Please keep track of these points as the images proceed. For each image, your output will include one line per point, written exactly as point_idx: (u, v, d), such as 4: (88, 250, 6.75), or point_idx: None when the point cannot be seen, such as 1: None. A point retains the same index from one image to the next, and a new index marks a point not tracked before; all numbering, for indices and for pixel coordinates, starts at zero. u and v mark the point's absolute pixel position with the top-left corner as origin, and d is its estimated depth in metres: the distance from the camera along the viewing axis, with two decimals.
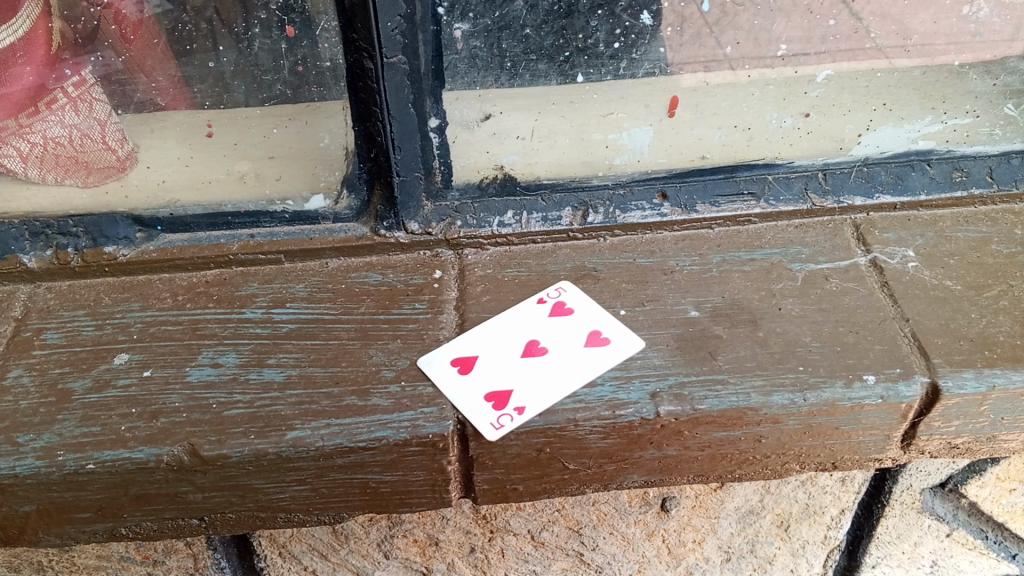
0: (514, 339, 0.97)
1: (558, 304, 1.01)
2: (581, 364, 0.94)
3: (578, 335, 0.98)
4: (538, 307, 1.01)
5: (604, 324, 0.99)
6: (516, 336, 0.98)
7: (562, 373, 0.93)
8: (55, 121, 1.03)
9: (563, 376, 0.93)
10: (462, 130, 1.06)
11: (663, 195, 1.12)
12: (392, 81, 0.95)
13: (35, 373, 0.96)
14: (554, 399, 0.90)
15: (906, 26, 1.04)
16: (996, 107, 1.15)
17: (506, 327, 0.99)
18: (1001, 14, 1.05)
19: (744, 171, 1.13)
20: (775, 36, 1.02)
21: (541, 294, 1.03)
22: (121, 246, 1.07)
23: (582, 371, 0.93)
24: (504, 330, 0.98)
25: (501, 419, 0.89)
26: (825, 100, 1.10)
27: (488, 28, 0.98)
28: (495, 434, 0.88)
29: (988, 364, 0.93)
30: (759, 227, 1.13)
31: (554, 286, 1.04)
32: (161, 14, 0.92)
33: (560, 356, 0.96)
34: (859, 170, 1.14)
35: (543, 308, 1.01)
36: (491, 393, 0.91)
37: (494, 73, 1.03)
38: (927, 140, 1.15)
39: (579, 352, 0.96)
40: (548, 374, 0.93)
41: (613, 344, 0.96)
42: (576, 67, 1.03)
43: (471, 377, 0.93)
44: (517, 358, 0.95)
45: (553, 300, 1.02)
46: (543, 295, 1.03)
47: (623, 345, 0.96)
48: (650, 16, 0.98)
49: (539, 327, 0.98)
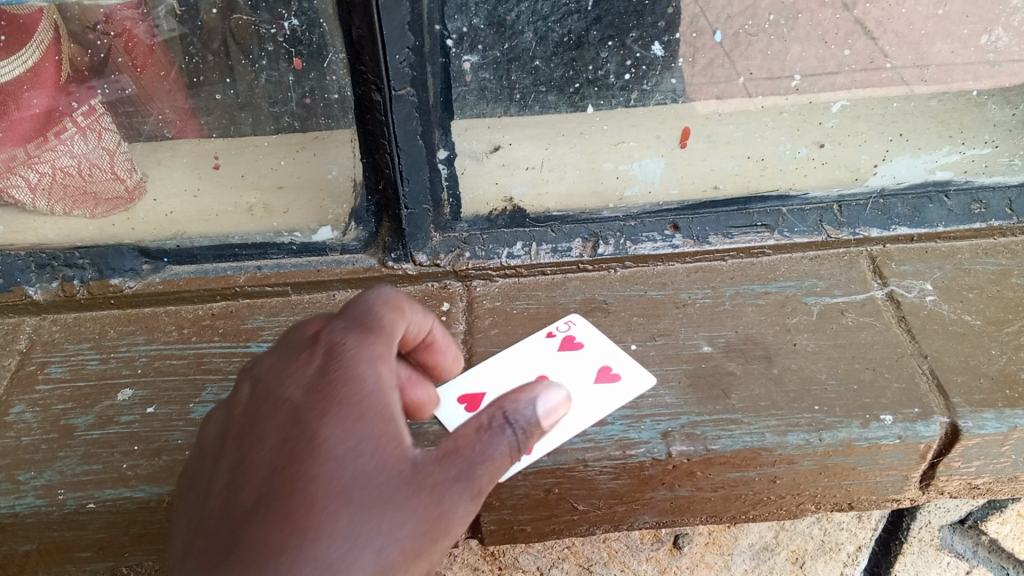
0: (523, 374, 0.96)
1: (567, 338, 1.00)
2: (592, 400, 0.92)
3: (589, 370, 0.96)
4: (547, 342, 1.00)
5: (616, 360, 0.97)
6: (523, 371, 0.96)
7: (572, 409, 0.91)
8: (64, 151, 1.01)
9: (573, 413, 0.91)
10: (471, 161, 1.04)
11: (675, 227, 1.10)
12: (400, 114, 0.94)
13: (39, 409, 0.96)
14: (563, 438, 0.88)
15: (923, 54, 1.00)
16: (1016, 136, 1.10)
17: (515, 362, 0.97)
18: (1021, 43, 1.01)
19: (757, 203, 1.11)
20: (789, 65, 0.99)
21: (549, 328, 1.01)
22: (128, 278, 1.06)
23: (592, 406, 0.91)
24: (512, 364, 0.97)
25: None
26: (840, 129, 1.07)
27: (498, 60, 0.95)
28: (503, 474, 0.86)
29: (1009, 404, 0.91)
30: (772, 259, 1.10)
31: (564, 321, 1.03)
32: (174, 40, 0.89)
33: (568, 392, 0.93)
34: (875, 202, 1.11)
35: (552, 342, 0.99)
36: None
37: (504, 104, 1.00)
38: (944, 171, 1.11)
39: (590, 388, 0.94)
40: None
41: (623, 381, 0.94)
42: (587, 98, 1.00)
43: None
44: None
45: (563, 334, 1.00)
46: (552, 328, 1.02)
47: (633, 381, 0.94)
48: (661, 47, 0.95)
49: (548, 363, 0.97)
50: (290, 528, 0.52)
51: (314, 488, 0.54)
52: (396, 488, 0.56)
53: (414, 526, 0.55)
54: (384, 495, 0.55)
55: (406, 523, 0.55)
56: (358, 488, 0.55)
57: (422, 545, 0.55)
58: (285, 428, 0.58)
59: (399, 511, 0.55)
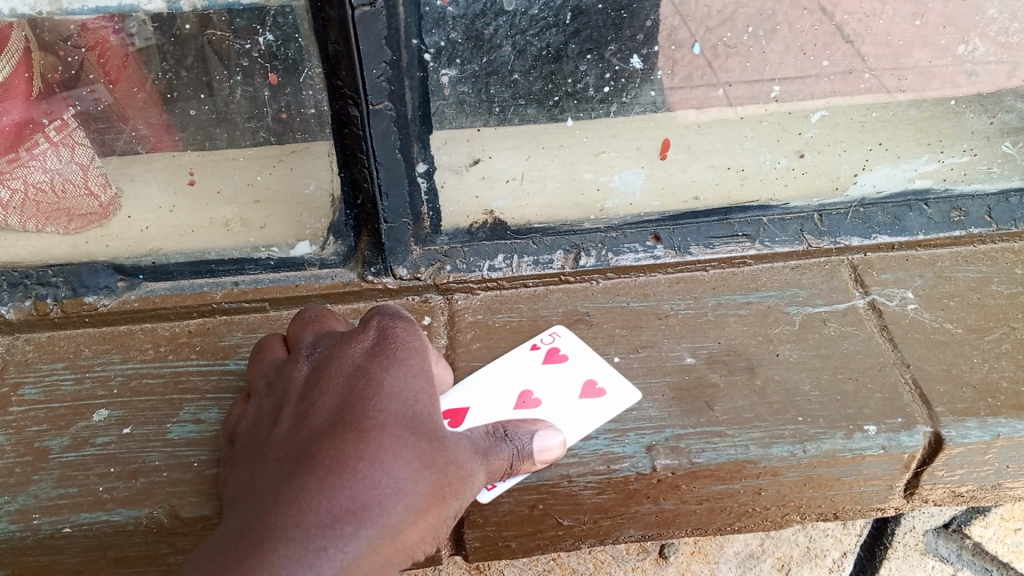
0: (508, 390, 0.95)
1: (552, 350, 0.99)
2: (577, 416, 0.91)
3: (574, 385, 0.95)
4: (532, 354, 0.99)
5: (601, 374, 0.96)
6: (508, 386, 0.95)
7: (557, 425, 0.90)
8: (37, 166, 0.98)
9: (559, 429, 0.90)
10: (451, 174, 1.02)
11: (656, 237, 1.09)
12: (378, 128, 0.92)
13: (12, 431, 0.94)
14: None
15: (901, 64, 1.00)
16: (993, 145, 1.10)
17: (501, 376, 0.96)
18: (997, 52, 1.01)
19: (738, 213, 1.10)
20: (768, 76, 0.99)
21: (534, 339, 1.01)
22: (102, 296, 1.04)
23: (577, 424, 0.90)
24: (498, 378, 0.96)
25: None
26: (819, 139, 1.06)
27: (476, 74, 0.94)
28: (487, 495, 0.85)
29: (992, 413, 0.91)
30: (754, 268, 1.10)
31: (548, 333, 1.02)
32: (150, 49, 0.87)
33: (554, 409, 0.92)
34: (856, 211, 1.11)
35: (537, 355, 0.99)
36: None
37: (483, 118, 0.98)
38: (923, 179, 1.11)
39: (575, 404, 0.93)
40: None
41: (608, 396, 0.94)
42: (566, 111, 1.00)
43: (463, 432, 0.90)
44: (511, 409, 0.92)
45: (547, 346, 1.00)
46: (536, 340, 1.01)
47: (618, 397, 0.94)
48: (640, 60, 0.95)
49: (533, 378, 0.96)
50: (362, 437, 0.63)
51: (380, 416, 0.65)
52: (439, 434, 0.68)
53: (450, 468, 0.67)
54: (432, 434, 0.67)
55: (447, 463, 0.67)
56: (412, 424, 0.66)
57: (456, 481, 0.68)
58: (350, 381, 0.69)
59: (446, 452, 0.68)
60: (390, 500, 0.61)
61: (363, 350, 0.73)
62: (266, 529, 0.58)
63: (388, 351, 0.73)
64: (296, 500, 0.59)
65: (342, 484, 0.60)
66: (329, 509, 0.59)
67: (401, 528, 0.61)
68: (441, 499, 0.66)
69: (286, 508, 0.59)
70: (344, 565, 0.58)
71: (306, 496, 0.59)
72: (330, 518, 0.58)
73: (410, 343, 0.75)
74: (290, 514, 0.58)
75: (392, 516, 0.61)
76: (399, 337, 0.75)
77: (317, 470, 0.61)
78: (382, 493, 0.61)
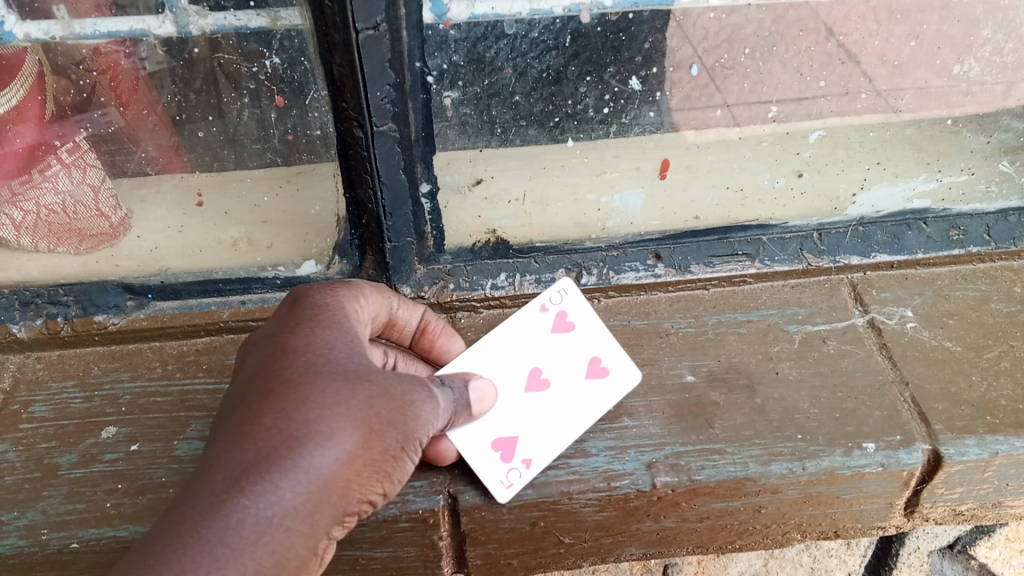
0: (516, 369, 0.97)
1: (558, 315, 0.99)
2: (583, 402, 0.94)
3: (579, 365, 0.97)
4: (540, 318, 0.99)
5: (604, 351, 0.97)
6: (517, 365, 0.97)
7: (565, 413, 0.93)
8: (49, 188, 1.02)
9: (567, 418, 0.93)
10: (454, 194, 1.04)
11: (657, 256, 1.10)
12: (382, 149, 0.93)
13: (22, 448, 0.96)
14: (558, 450, 0.91)
15: (897, 85, 1.02)
16: (991, 163, 1.11)
17: (508, 352, 0.97)
18: (992, 73, 1.02)
19: (738, 232, 1.10)
20: (765, 97, 1.01)
21: (543, 299, 1.00)
22: (112, 315, 1.06)
23: (586, 411, 0.93)
24: (505, 360, 0.97)
25: (510, 476, 0.87)
26: (818, 158, 1.08)
27: (478, 96, 0.95)
28: (506, 493, 0.87)
29: (990, 430, 0.91)
30: (754, 287, 1.11)
31: (558, 290, 1.00)
32: (156, 76, 0.90)
33: (561, 393, 0.95)
34: (856, 229, 1.10)
35: (544, 320, 0.99)
36: (496, 442, 0.90)
37: (484, 139, 1.00)
38: (923, 199, 1.11)
39: (580, 386, 0.95)
40: (552, 415, 0.93)
41: (612, 377, 0.95)
42: (567, 131, 1.01)
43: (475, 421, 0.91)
44: (520, 393, 0.95)
45: (555, 309, 0.99)
46: (544, 301, 1.00)
47: (622, 377, 0.95)
48: (638, 81, 0.97)
49: (540, 355, 0.97)
50: (273, 398, 0.67)
51: (292, 374, 0.69)
52: (361, 375, 0.72)
53: (376, 403, 0.70)
54: (352, 376, 0.71)
55: (371, 395, 0.70)
56: (328, 372, 0.70)
57: (388, 410, 0.71)
58: (271, 348, 0.74)
59: (367, 390, 0.70)
60: (306, 440, 0.65)
61: (288, 320, 0.77)
62: (190, 494, 0.62)
63: (311, 317, 0.77)
64: (213, 464, 0.63)
65: (253, 442, 0.64)
66: (244, 465, 0.63)
67: (328, 470, 0.65)
68: (369, 430, 0.69)
69: (204, 474, 0.63)
70: (263, 513, 0.61)
71: (219, 460, 0.64)
72: (243, 470, 0.62)
73: (337, 306, 0.79)
74: (204, 478, 0.63)
75: (313, 452, 0.65)
76: (325, 305, 0.79)
77: (232, 435, 0.65)
78: (299, 435, 0.65)
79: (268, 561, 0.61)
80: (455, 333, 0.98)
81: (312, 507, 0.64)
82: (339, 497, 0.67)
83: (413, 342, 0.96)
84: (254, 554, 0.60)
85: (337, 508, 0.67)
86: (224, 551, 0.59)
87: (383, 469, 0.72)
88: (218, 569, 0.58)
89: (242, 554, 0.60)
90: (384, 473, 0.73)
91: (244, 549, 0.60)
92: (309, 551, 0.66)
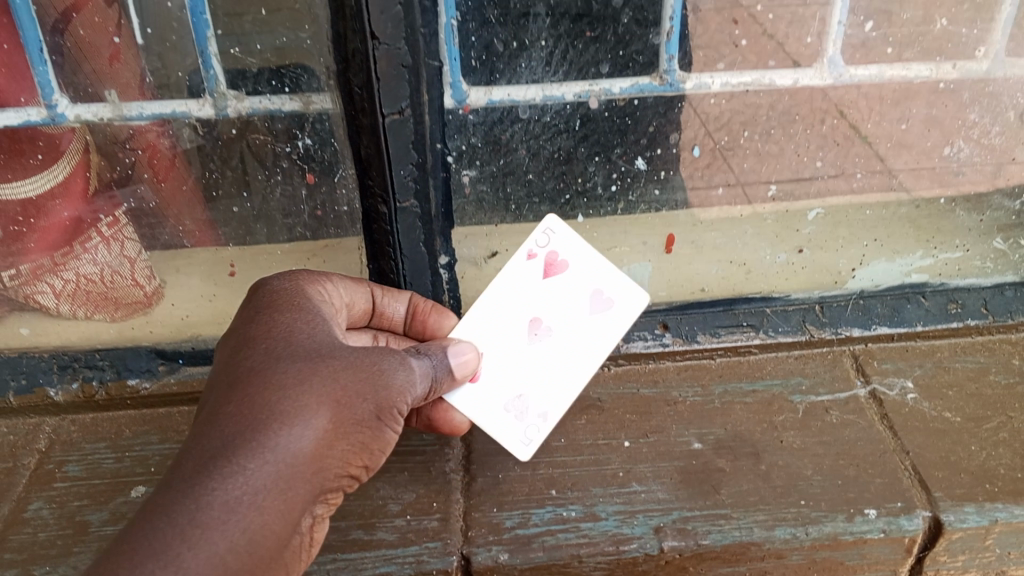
0: (518, 318, 1.02)
1: (549, 260, 1.02)
2: (589, 338, 1.02)
3: (579, 300, 1.03)
4: (532, 265, 1.03)
5: (601, 280, 1.03)
6: (520, 316, 1.02)
7: (572, 353, 1.01)
8: (88, 259, 1.07)
9: (574, 358, 1.01)
10: (471, 266, 1.10)
11: (665, 326, 1.15)
12: (404, 224, 1.00)
13: (56, 506, 1.00)
14: (569, 398, 1.01)
15: (890, 166, 1.07)
16: (984, 241, 1.15)
17: (508, 307, 1.02)
18: (981, 155, 1.08)
19: (743, 303, 1.16)
20: (765, 177, 1.07)
21: (529, 245, 1.02)
22: (144, 379, 1.13)
23: (594, 349, 1.01)
24: (505, 314, 1.02)
25: (529, 434, 1.00)
26: (819, 236, 1.13)
27: (495, 174, 1.02)
28: (528, 452, 1.00)
29: (989, 498, 0.94)
30: (759, 357, 1.15)
31: (541, 232, 1.03)
32: (193, 152, 0.98)
33: (566, 336, 1.02)
34: (856, 302, 1.16)
35: (536, 266, 1.03)
36: (511, 403, 1.00)
37: (501, 213, 1.06)
38: (920, 273, 1.16)
39: (584, 321, 1.02)
40: (560, 360, 1.01)
41: (614, 305, 1.02)
42: (577, 207, 1.07)
43: (491, 389, 1.00)
44: (525, 344, 1.02)
45: (544, 253, 1.02)
46: (532, 247, 1.02)
47: (624, 304, 1.02)
48: (645, 161, 1.03)
49: (537, 300, 1.03)
50: (235, 387, 0.71)
51: (253, 363, 0.73)
52: (323, 353, 0.76)
53: (342, 377, 0.74)
54: (312, 356, 0.74)
55: (333, 371, 0.74)
56: (288, 356, 0.74)
57: (354, 382, 0.75)
58: (236, 339, 0.77)
59: (330, 367, 0.74)
60: (272, 422, 0.69)
61: (250, 312, 0.81)
62: (165, 483, 0.66)
63: (271, 305, 0.80)
64: (186, 455, 0.68)
65: (217, 431, 0.68)
66: (209, 452, 0.67)
67: (297, 447, 0.69)
68: (335, 404, 0.73)
69: (178, 464, 0.67)
70: (235, 492, 0.65)
71: (190, 451, 0.68)
72: (210, 457, 0.66)
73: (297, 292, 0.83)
74: (178, 468, 0.67)
75: (275, 430, 0.68)
76: (285, 292, 0.83)
77: (203, 426, 0.69)
78: (261, 419, 0.69)
79: (244, 538, 0.65)
80: (444, 310, 1.02)
81: (284, 484, 0.68)
82: (312, 470, 0.71)
83: (406, 328, 1.02)
84: (227, 531, 0.64)
85: (313, 482, 0.71)
86: (195, 532, 0.63)
87: (359, 439, 0.76)
88: (190, 550, 0.62)
89: (214, 533, 0.64)
90: (360, 444, 0.76)
91: (215, 528, 0.64)
92: (290, 527, 0.69)
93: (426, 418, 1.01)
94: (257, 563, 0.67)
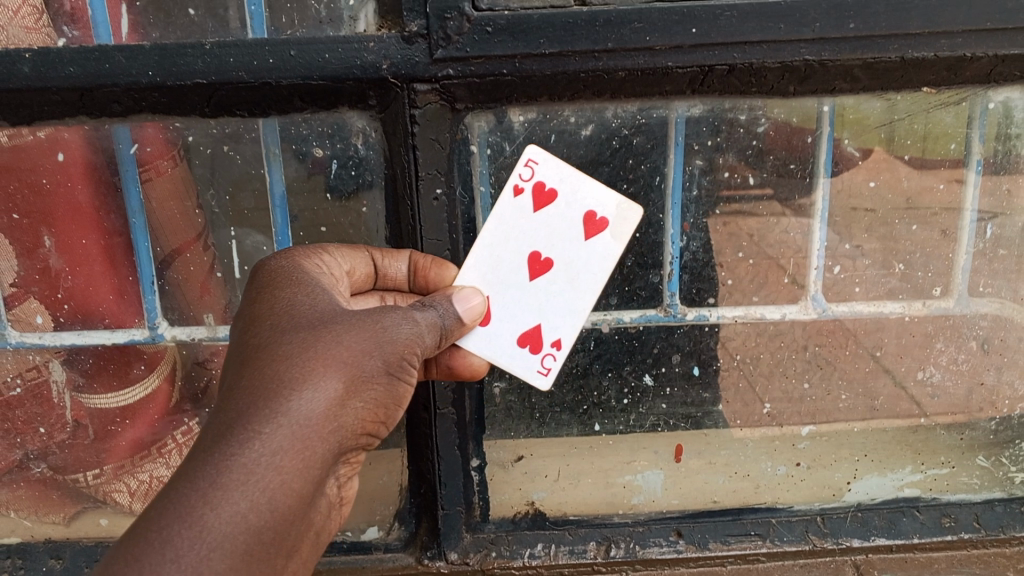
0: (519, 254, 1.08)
1: (536, 188, 1.04)
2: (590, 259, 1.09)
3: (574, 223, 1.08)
4: (522, 198, 1.05)
5: (592, 200, 1.07)
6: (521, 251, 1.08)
7: (576, 278, 1.09)
8: (162, 463, 1.23)
9: (578, 282, 1.09)
10: (499, 468, 1.23)
11: (678, 532, 1.25)
12: (442, 428, 1.16)
13: None
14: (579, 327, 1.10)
15: (871, 388, 1.21)
16: (968, 458, 1.26)
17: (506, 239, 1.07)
18: (952, 379, 1.22)
19: (749, 512, 1.26)
20: (759, 395, 1.21)
21: (515, 180, 1.05)
22: None
23: (591, 252, 1.09)
24: (504, 241, 1.07)
25: (545, 363, 1.10)
26: (814, 453, 1.25)
27: (521, 386, 1.19)
28: (546, 381, 1.12)
29: None
30: (767, 565, 1.23)
31: (524, 165, 1.05)
32: None
33: (564, 253, 1.10)
34: (854, 514, 1.25)
35: (526, 198, 1.05)
36: (526, 337, 1.10)
37: (526, 421, 1.21)
38: (911, 487, 1.26)
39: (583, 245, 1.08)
40: (565, 285, 1.09)
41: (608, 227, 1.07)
42: (593, 417, 1.21)
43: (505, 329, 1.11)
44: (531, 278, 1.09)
45: (530, 183, 1.04)
46: (518, 180, 1.05)
47: (619, 224, 1.07)
48: (652, 377, 1.19)
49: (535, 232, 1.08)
50: (248, 364, 0.81)
51: (261, 340, 0.83)
52: (325, 325, 0.85)
53: (345, 346, 0.83)
54: (316, 327, 0.84)
55: (335, 339, 0.83)
56: (292, 330, 0.84)
57: (358, 346, 0.84)
58: (246, 325, 0.87)
59: (331, 337, 0.83)
60: (283, 389, 0.77)
61: (252, 294, 0.91)
62: (190, 456, 0.75)
63: (271, 285, 0.90)
64: (209, 430, 0.77)
65: (234, 403, 0.77)
66: (226, 424, 0.75)
67: (307, 408, 0.78)
68: (341, 369, 0.81)
69: (202, 438, 0.76)
70: (253, 455, 0.73)
71: (210, 429, 0.77)
72: (228, 427, 0.75)
73: (296, 269, 0.92)
74: (202, 442, 0.75)
75: (286, 396, 0.77)
76: (283, 267, 0.92)
77: (222, 404, 0.78)
78: (272, 387, 0.77)
79: (263, 497, 0.73)
80: (444, 261, 1.04)
81: (299, 444, 0.76)
82: (325, 429, 0.79)
83: (412, 282, 1.04)
84: (247, 492, 0.72)
85: (328, 439, 0.79)
86: (215, 494, 0.71)
87: (370, 398, 0.84)
88: (211, 511, 0.70)
89: (234, 493, 0.72)
90: (370, 401, 0.85)
91: (234, 490, 0.72)
92: (310, 486, 0.77)
93: (447, 367, 1.08)
94: (278, 520, 0.74)
